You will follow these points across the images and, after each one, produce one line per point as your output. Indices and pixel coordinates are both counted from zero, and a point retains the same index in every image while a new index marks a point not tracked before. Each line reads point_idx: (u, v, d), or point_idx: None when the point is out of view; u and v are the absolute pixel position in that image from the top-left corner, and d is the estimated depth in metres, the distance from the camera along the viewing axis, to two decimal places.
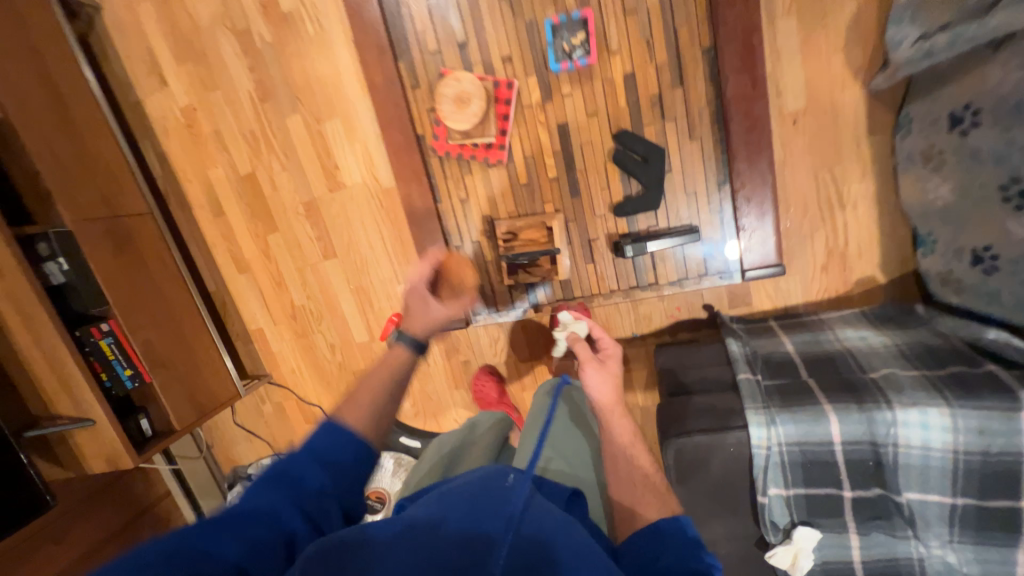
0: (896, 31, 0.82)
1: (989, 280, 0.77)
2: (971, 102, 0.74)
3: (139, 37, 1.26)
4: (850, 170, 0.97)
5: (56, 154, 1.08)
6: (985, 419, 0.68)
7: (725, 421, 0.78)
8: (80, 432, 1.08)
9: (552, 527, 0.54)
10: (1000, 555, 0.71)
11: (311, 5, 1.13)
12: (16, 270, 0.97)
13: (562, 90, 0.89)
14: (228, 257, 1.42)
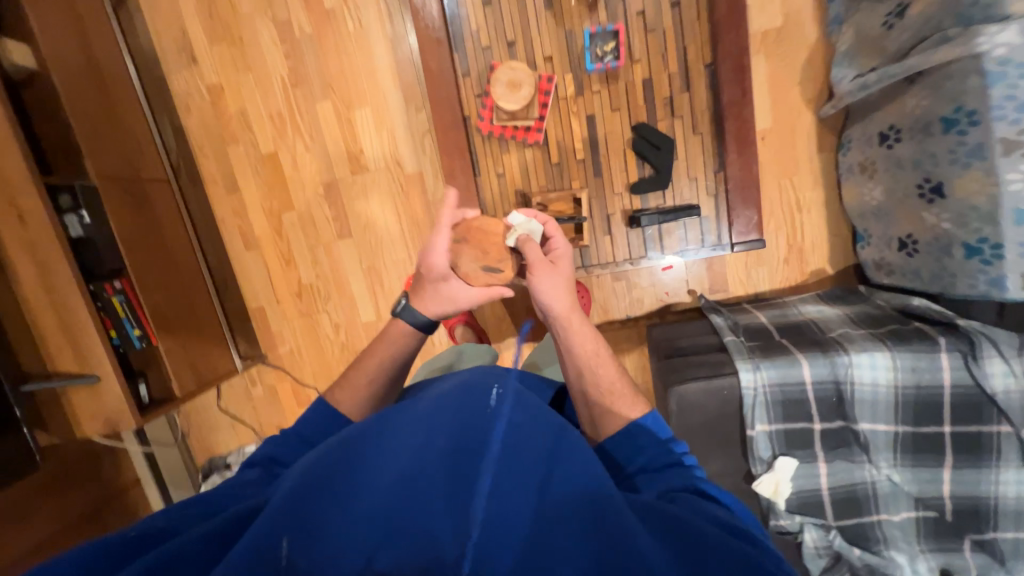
0: (839, 71, 1.07)
1: (911, 261, 0.99)
2: (894, 124, 0.96)
3: (173, 15, 1.31)
4: (805, 179, 1.20)
5: (87, 110, 1.09)
6: (916, 359, 0.87)
7: (718, 369, 0.93)
8: (80, 390, 1.04)
9: (530, 439, 0.54)
10: (931, 474, 0.88)
11: (353, 5, 1.25)
12: (41, 215, 0.96)
13: (598, 83, 0.93)
14: (236, 233, 1.44)
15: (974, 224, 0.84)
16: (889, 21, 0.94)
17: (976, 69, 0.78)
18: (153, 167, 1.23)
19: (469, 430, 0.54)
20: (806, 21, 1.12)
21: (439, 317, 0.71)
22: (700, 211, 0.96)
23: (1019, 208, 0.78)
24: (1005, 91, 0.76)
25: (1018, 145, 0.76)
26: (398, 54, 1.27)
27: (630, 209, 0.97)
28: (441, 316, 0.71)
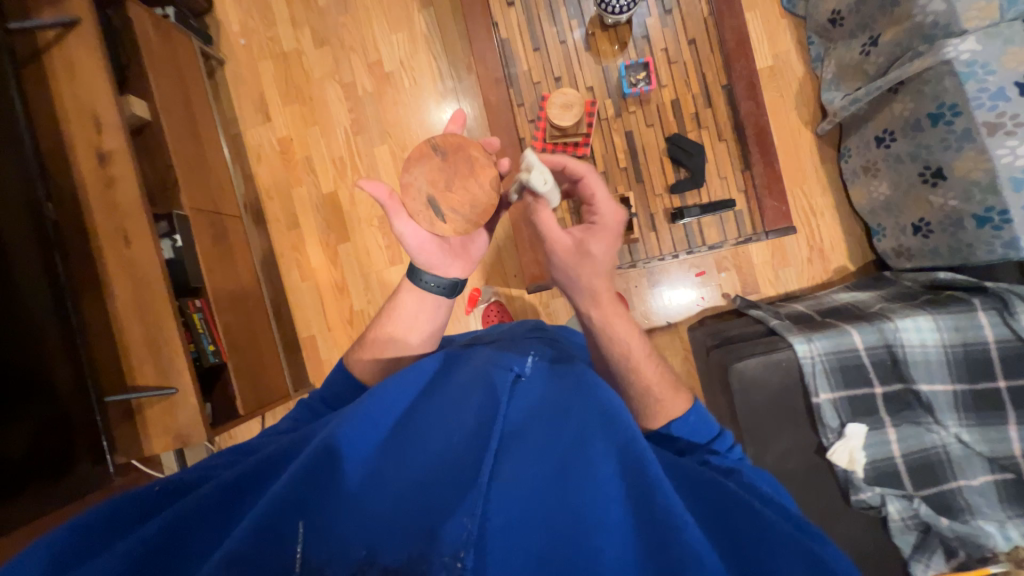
0: (828, 95, 1.27)
1: (928, 242, 1.09)
2: (886, 128, 1.12)
3: (254, 84, 1.54)
4: (815, 188, 1.35)
5: (185, 153, 1.25)
6: (957, 320, 0.94)
7: (773, 344, 0.98)
8: (156, 402, 1.06)
9: (551, 428, 0.55)
10: (998, 433, 0.91)
11: (410, 68, 1.49)
12: (145, 235, 1.07)
13: (633, 105, 1.11)
14: (293, 266, 1.54)
15: (979, 197, 0.96)
16: (865, 49, 1.15)
17: (948, 72, 0.95)
18: (231, 204, 1.36)
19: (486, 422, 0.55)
20: (793, 60, 1.35)
21: (419, 264, 0.77)
22: (734, 205, 1.09)
23: (1014, 177, 0.91)
24: (977, 86, 0.93)
25: (999, 126, 0.92)
26: (446, 104, 1.48)
27: (672, 208, 1.10)
28: (422, 266, 0.76)
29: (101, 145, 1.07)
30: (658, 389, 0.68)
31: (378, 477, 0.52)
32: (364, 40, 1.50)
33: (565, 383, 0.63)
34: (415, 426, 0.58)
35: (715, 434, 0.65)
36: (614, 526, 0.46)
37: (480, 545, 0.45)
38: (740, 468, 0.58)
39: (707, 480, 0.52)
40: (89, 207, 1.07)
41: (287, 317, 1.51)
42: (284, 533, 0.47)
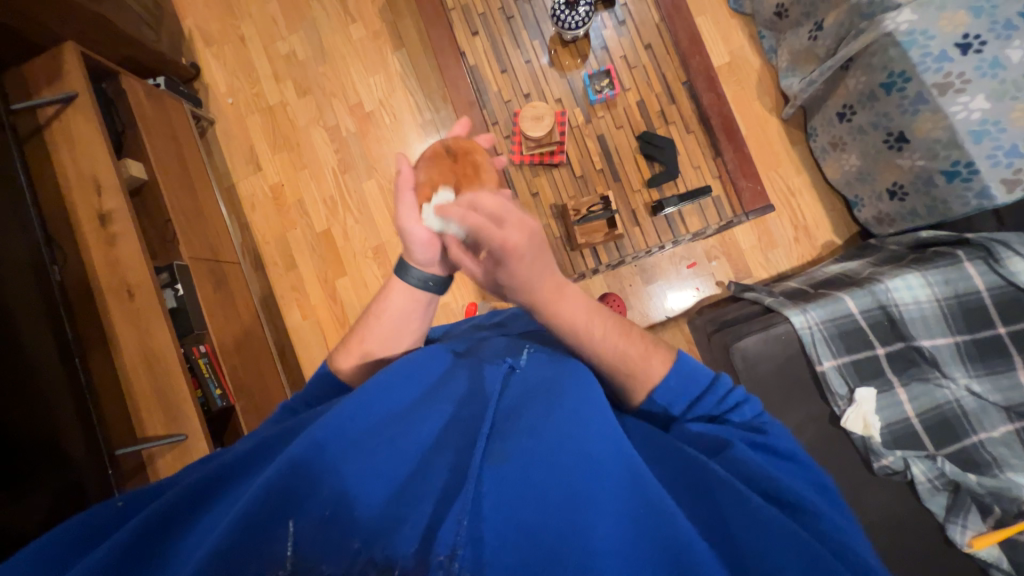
0: (787, 81, 1.33)
1: (906, 204, 1.12)
2: (846, 103, 1.17)
3: (243, 138, 1.61)
4: (789, 170, 1.39)
5: (181, 207, 1.29)
6: (945, 273, 0.95)
7: (771, 319, 0.98)
8: (164, 452, 1.06)
9: (546, 407, 0.53)
10: (1009, 379, 0.91)
11: (389, 106, 1.57)
12: (146, 287, 1.10)
13: (602, 111, 1.16)
14: (294, 306, 1.56)
15: (943, 153, 0.99)
16: (813, 35, 1.22)
17: (891, 43, 1.00)
18: (228, 251, 1.40)
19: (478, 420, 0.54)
20: (748, 54, 1.42)
21: (415, 263, 0.74)
22: (712, 191, 1.12)
23: (972, 130, 0.95)
24: (921, 52, 0.97)
25: (948, 86, 0.96)
26: (426, 134, 1.55)
27: (652, 201, 1.14)
28: (417, 264, 0.73)
29: (101, 207, 1.12)
30: (628, 358, 0.63)
31: (367, 472, 0.50)
32: (343, 85, 1.59)
33: (559, 364, 0.61)
34: (405, 417, 0.55)
35: (708, 384, 0.62)
36: (609, 511, 0.45)
37: (478, 539, 0.46)
38: (732, 438, 0.56)
39: (703, 470, 0.50)
40: (93, 266, 1.11)
41: (292, 357, 1.52)
42: (269, 536, 0.45)
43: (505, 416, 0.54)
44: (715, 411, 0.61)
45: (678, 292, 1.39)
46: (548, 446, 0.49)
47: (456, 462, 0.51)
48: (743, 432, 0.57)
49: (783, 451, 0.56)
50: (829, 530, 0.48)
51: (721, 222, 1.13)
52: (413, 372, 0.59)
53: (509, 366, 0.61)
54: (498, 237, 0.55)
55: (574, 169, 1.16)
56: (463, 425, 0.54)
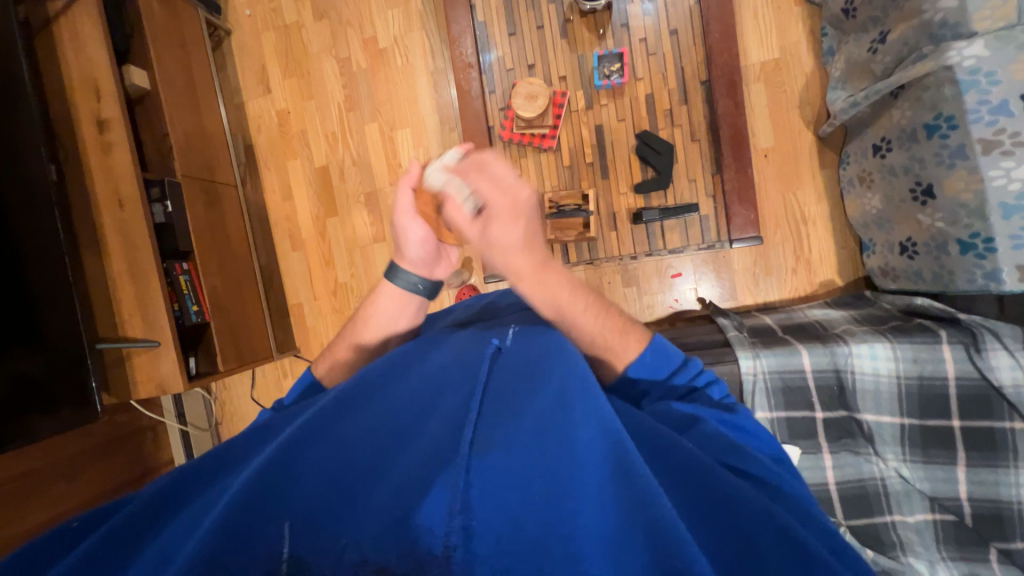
0: (833, 95, 1.16)
1: (914, 263, 1.01)
2: (884, 135, 1.03)
3: (257, 55, 1.58)
4: (809, 194, 1.25)
5: (181, 122, 1.31)
6: (917, 349, 0.89)
7: (720, 357, 0.97)
8: (141, 353, 1.18)
9: (524, 399, 0.52)
10: (944, 472, 0.88)
11: (403, 45, 1.49)
12: (135, 200, 1.15)
13: (606, 98, 1.13)
14: (286, 235, 1.60)
15: (965, 220, 0.88)
16: (874, 46, 1.04)
17: (949, 79, 0.85)
18: (225, 172, 1.43)
19: (459, 407, 0.53)
20: (801, 53, 1.24)
21: (406, 264, 0.74)
22: (699, 210, 1.12)
23: (1004, 204, 0.83)
24: (977, 97, 0.83)
25: (996, 145, 0.82)
26: (436, 84, 1.48)
27: (635, 208, 1.14)
28: (410, 265, 0.74)
29: (100, 113, 1.15)
30: (602, 336, 0.64)
31: (350, 459, 0.51)
32: (360, 14, 1.50)
33: (541, 347, 0.60)
34: (384, 404, 0.57)
35: (677, 365, 0.65)
36: (594, 496, 0.44)
37: (472, 529, 0.45)
38: (704, 415, 0.58)
39: (676, 447, 0.49)
40: (89, 170, 1.16)
41: (277, 283, 1.59)
42: (265, 528, 0.46)
43: (489, 405, 0.53)
44: (691, 386, 0.63)
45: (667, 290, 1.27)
46: (529, 433, 0.49)
47: (440, 447, 0.50)
48: (716, 412, 0.59)
49: (745, 427, 0.58)
50: (810, 506, 0.48)
51: (702, 243, 1.14)
52: (395, 364, 0.63)
53: (496, 349, 0.62)
54: (499, 193, 0.59)
55: (562, 157, 1.15)
56: (444, 413, 0.53)
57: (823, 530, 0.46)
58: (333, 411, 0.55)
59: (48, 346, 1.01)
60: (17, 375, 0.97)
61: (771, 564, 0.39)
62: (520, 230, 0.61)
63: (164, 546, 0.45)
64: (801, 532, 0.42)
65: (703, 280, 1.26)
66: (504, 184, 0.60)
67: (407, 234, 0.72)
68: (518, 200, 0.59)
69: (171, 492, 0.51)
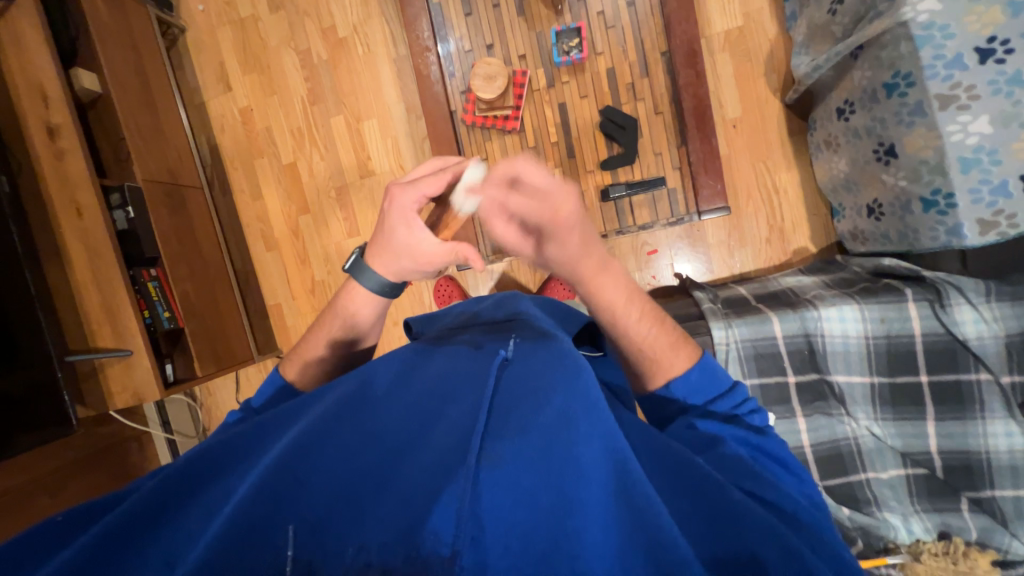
0: (797, 59, 1.14)
1: (880, 225, 1.02)
2: (847, 98, 1.02)
3: (214, 51, 1.53)
4: (779, 163, 1.24)
5: (138, 124, 1.27)
6: (884, 310, 0.91)
7: (694, 330, 0.97)
8: (114, 362, 1.16)
9: (533, 406, 0.50)
10: (914, 428, 0.91)
11: (363, 34, 1.45)
12: (94, 208, 1.12)
13: (567, 75, 1.16)
14: (259, 236, 1.57)
15: (926, 177, 0.88)
16: (833, 8, 1.02)
17: (904, 36, 0.84)
18: (190, 174, 1.39)
19: (464, 416, 0.51)
20: (765, 19, 1.23)
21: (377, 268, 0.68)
22: (667, 183, 1.16)
23: (963, 157, 0.83)
24: (933, 52, 0.82)
25: (952, 99, 0.83)
26: (400, 71, 1.45)
27: (603, 185, 1.19)
28: (380, 270, 0.68)
29: (50, 119, 1.11)
30: (654, 348, 0.62)
31: (351, 469, 0.49)
32: (318, 4, 1.47)
33: (550, 349, 0.56)
34: (385, 411, 0.54)
35: (723, 391, 0.61)
36: (599, 511, 0.44)
37: (479, 541, 0.43)
38: (724, 435, 0.57)
39: (685, 464, 0.49)
40: (44, 177, 1.13)
41: (254, 285, 1.57)
42: (270, 539, 0.45)
43: (495, 413, 0.51)
44: (732, 412, 0.60)
45: (644, 267, 1.26)
46: (535, 448, 0.47)
47: (445, 459, 0.47)
48: (741, 432, 0.57)
49: (774, 454, 0.56)
50: (812, 526, 0.48)
51: (670, 218, 1.18)
52: (391, 372, 0.59)
53: (503, 358, 0.56)
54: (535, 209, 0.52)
55: (527, 138, 1.18)
56: (449, 422, 0.51)
57: (835, 559, 0.45)
58: (331, 418, 0.53)
59: (20, 364, 0.98)
60: None
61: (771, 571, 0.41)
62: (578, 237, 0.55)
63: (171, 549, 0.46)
64: (810, 557, 0.42)
65: (679, 255, 1.25)
66: (542, 194, 0.51)
67: (400, 245, 0.64)
68: (562, 209, 0.52)
69: (167, 492, 0.50)
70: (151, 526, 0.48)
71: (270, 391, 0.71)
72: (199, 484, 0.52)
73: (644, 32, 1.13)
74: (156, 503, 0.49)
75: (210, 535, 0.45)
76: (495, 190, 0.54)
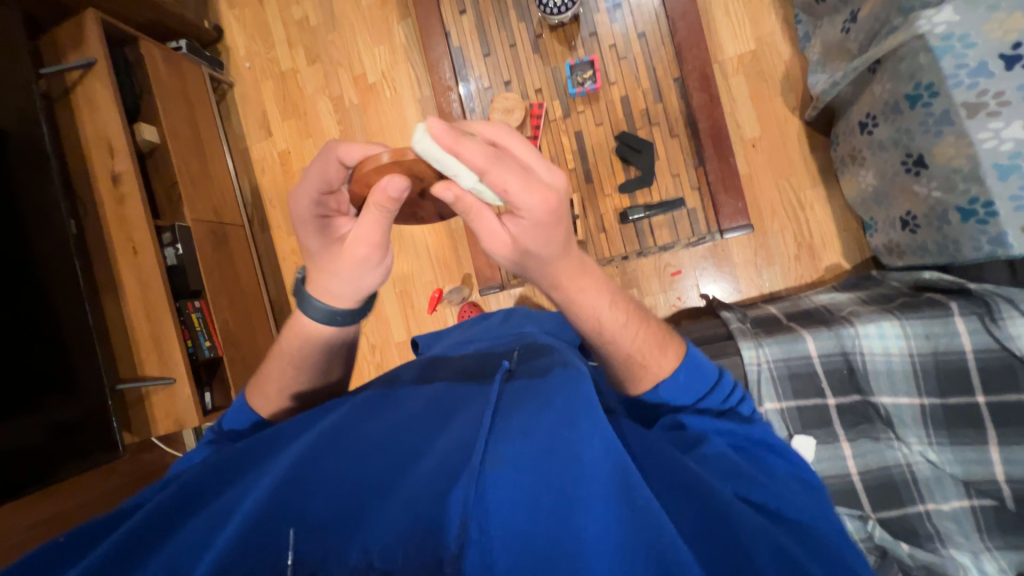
0: (814, 77, 1.14)
1: (917, 237, 0.99)
2: (868, 112, 1.01)
3: (258, 101, 1.68)
4: (802, 179, 1.23)
5: (188, 168, 1.39)
6: (929, 325, 0.87)
7: (723, 350, 0.94)
8: (158, 391, 1.23)
9: (535, 409, 0.50)
10: (977, 454, 0.84)
11: (391, 79, 1.56)
12: (149, 245, 1.22)
13: (582, 104, 1.21)
14: (293, 268, 1.65)
15: (962, 186, 0.86)
16: (846, 26, 1.03)
17: (921, 48, 0.84)
18: (233, 213, 1.50)
19: (468, 422, 0.52)
20: (778, 41, 1.25)
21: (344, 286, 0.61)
22: (685, 203, 1.17)
23: (998, 164, 0.80)
24: (954, 61, 0.81)
25: (980, 107, 0.81)
26: (424, 110, 1.54)
27: (621, 208, 1.20)
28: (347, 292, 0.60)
29: (114, 168, 1.23)
30: (641, 352, 0.58)
31: (358, 476, 0.50)
32: (350, 55, 1.60)
33: (551, 364, 0.58)
34: (394, 419, 0.56)
35: (711, 384, 0.59)
36: (601, 510, 0.43)
37: (482, 542, 0.43)
38: (709, 432, 0.56)
39: (676, 471, 0.49)
40: (107, 219, 1.24)
41: (288, 315, 1.64)
42: (275, 539, 0.46)
43: (499, 417, 0.51)
44: (723, 406, 0.59)
45: (668, 288, 1.24)
46: (536, 449, 0.47)
47: (449, 462, 0.48)
48: (731, 425, 0.56)
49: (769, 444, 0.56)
50: (820, 536, 0.47)
51: (691, 238, 1.19)
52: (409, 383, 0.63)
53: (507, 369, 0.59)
54: (523, 188, 0.41)
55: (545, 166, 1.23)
56: (455, 427, 0.52)
57: (829, 556, 0.45)
58: (339, 425, 0.55)
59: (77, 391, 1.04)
60: (51, 423, 1.00)
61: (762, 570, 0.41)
62: (562, 235, 0.46)
63: (177, 557, 0.46)
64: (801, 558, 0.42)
65: (705, 276, 1.23)
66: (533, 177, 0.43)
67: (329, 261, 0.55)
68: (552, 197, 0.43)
69: (173, 506, 0.51)
70: (161, 539, 0.49)
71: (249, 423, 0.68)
72: (211, 494, 0.53)
73: (656, 61, 1.18)
74: (170, 514, 0.51)
75: (218, 540, 0.46)
76: (476, 153, 0.40)
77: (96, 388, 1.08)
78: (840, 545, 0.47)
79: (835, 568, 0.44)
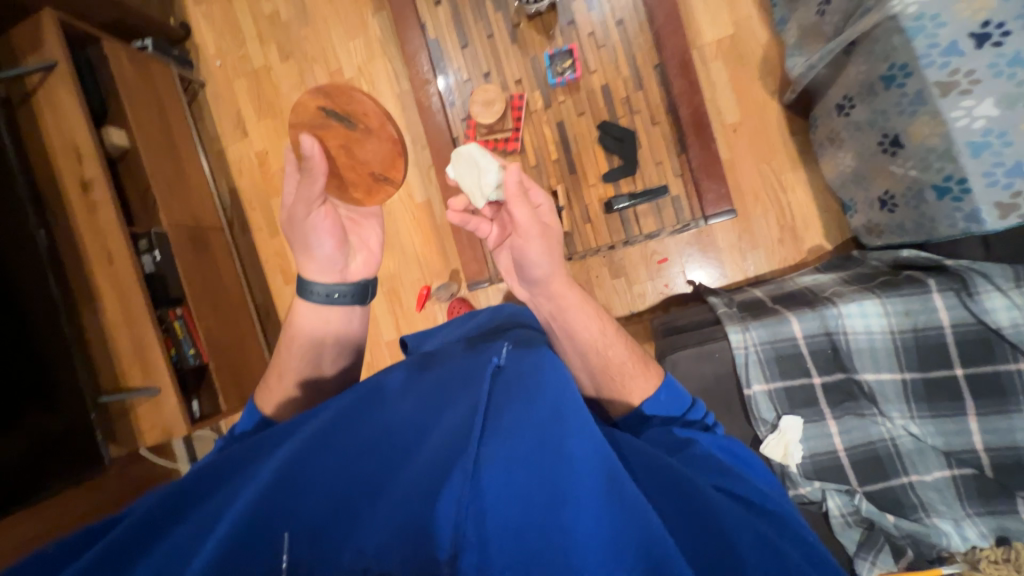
0: (791, 60, 1.14)
1: (895, 217, 1.00)
2: (845, 94, 1.02)
3: (231, 101, 1.63)
4: (783, 163, 1.24)
5: (162, 172, 1.34)
6: (908, 302, 0.89)
7: (711, 335, 0.94)
8: (143, 402, 1.20)
9: (525, 405, 0.51)
10: (955, 424, 0.87)
11: (368, 73, 1.53)
12: (124, 253, 1.18)
13: (563, 95, 1.20)
14: (277, 271, 1.62)
15: (936, 165, 0.87)
16: (821, 9, 1.03)
17: (895, 28, 0.85)
18: (211, 217, 1.46)
19: (459, 420, 0.51)
20: (755, 25, 1.25)
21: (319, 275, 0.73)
22: (669, 190, 1.18)
23: (972, 141, 0.82)
24: (927, 41, 0.82)
25: (953, 85, 0.82)
26: (404, 105, 1.51)
27: (606, 197, 1.20)
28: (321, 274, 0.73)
29: (83, 175, 1.19)
30: (627, 370, 0.65)
31: (349, 478, 0.49)
32: (324, 50, 1.56)
33: (538, 357, 0.58)
34: (383, 420, 0.55)
35: (686, 406, 0.64)
36: (591, 505, 0.44)
37: (477, 542, 0.42)
38: (697, 437, 0.58)
39: (661, 464, 0.51)
40: (78, 228, 1.20)
41: (274, 319, 1.61)
42: (265, 545, 0.45)
43: (490, 414, 0.51)
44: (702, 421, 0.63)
45: (655, 276, 1.25)
46: (528, 446, 0.47)
47: (441, 461, 0.47)
48: (711, 433, 0.59)
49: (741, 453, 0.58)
50: (796, 527, 0.49)
51: (676, 226, 1.19)
52: (398, 380, 0.62)
53: (497, 364, 0.58)
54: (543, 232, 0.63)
55: (528, 158, 1.22)
56: (445, 425, 0.52)
57: (809, 548, 0.47)
58: (327, 430, 0.54)
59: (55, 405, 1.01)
60: (31, 439, 0.97)
61: (747, 559, 0.42)
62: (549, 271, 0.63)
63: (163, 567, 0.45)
64: (782, 545, 0.45)
65: (691, 262, 1.24)
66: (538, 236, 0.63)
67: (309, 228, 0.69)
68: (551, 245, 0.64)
69: (158, 516, 0.50)
70: (143, 551, 0.47)
71: (250, 423, 0.70)
72: (197, 501, 0.52)
73: (635, 49, 1.17)
74: (153, 524, 0.49)
75: (206, 549, 0.44)
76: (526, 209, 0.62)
77: (76, 401, 1.05)
78: (816, 536, 0.49)
79: (814, 555, 0.46)
